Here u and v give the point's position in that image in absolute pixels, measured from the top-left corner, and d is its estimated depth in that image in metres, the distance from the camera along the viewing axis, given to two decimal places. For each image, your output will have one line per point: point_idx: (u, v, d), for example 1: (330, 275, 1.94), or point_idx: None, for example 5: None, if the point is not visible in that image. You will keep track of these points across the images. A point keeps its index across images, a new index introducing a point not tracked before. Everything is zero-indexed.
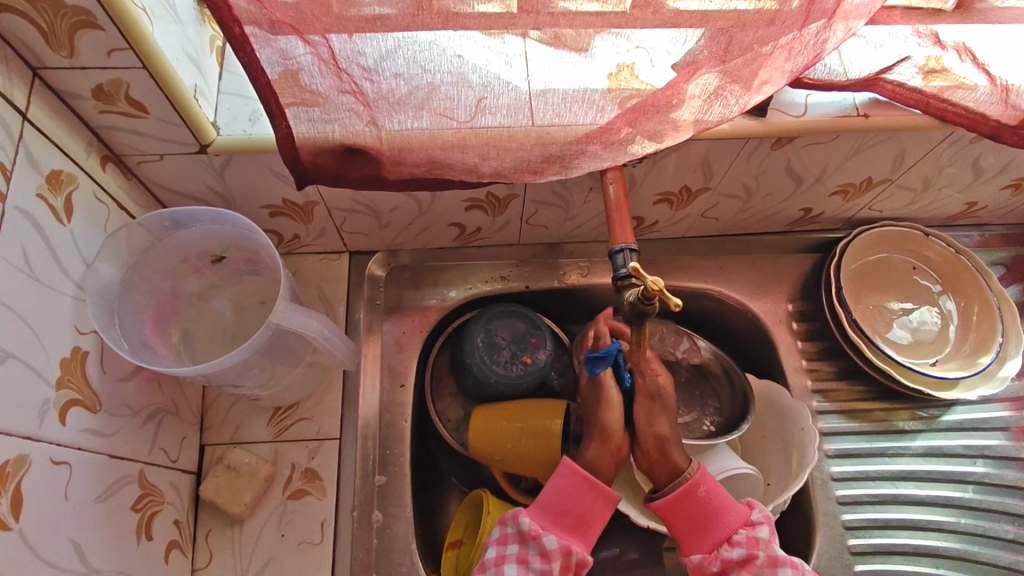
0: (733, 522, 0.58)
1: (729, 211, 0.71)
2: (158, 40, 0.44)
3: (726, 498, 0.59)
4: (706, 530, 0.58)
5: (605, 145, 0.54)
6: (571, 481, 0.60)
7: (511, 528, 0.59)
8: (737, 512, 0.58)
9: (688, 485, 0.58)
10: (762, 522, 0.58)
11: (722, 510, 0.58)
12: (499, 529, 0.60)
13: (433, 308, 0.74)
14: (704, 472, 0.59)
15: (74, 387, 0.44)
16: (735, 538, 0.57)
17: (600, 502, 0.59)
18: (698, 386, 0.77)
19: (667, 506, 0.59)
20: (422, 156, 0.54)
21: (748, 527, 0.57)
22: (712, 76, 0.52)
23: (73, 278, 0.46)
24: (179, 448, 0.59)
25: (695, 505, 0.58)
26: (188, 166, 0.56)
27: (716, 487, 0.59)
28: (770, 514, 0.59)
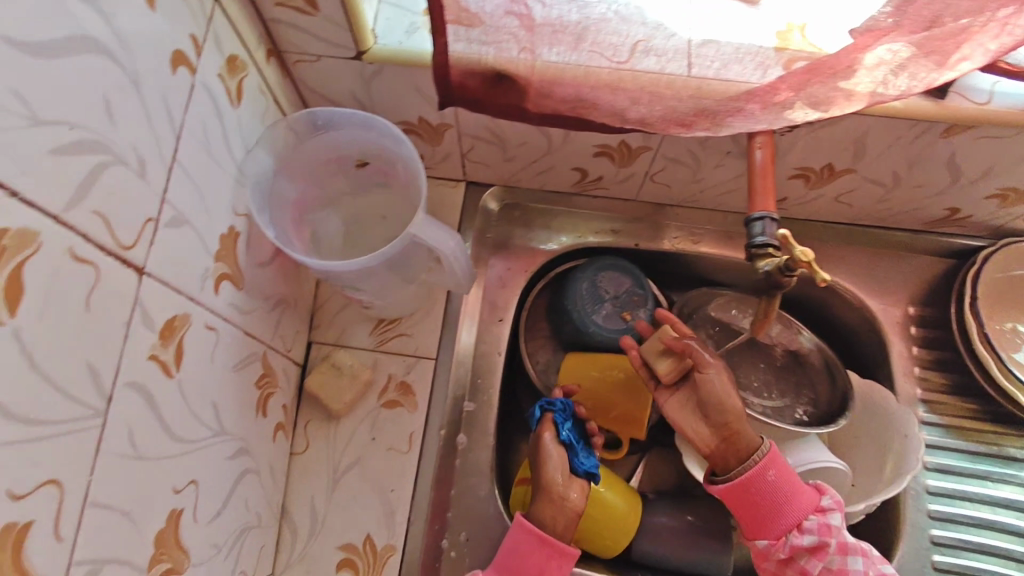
0: (805, 505, 0.57)
1: (868, 198, 0.67)
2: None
3: (796, 483, 0.58)
4: (773, 517, 0.57)
5: (765, 106, 0.52)
6: (524, 538, 0.59)
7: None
8: (808, 496, 0.58)
9: (755, 471, 0.58)
10: (833, 508, 0.58)
11: (792, 497, 0.57)
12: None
13: (539, 250, 0.75)
14: (773, 456, 0.58)
15: (226, 263, 0.47)
16: (805, 524, 0.57)
17: (556, 560, 0.59)
18: (792, 372, 0.74)
19: (734, 489, 0.58)
20: (570, 91, 0.53)
21: (819, 514, 0.57)
22: (904, 46, 0.47)
23: (236, 161, 0.48)
24: (292, 340, 0.63)
25: (765, 490, 0.57)
26: (341, 72, 0.57)
27: (785, 470, 0.58)
28: (839, 501, 0.59)
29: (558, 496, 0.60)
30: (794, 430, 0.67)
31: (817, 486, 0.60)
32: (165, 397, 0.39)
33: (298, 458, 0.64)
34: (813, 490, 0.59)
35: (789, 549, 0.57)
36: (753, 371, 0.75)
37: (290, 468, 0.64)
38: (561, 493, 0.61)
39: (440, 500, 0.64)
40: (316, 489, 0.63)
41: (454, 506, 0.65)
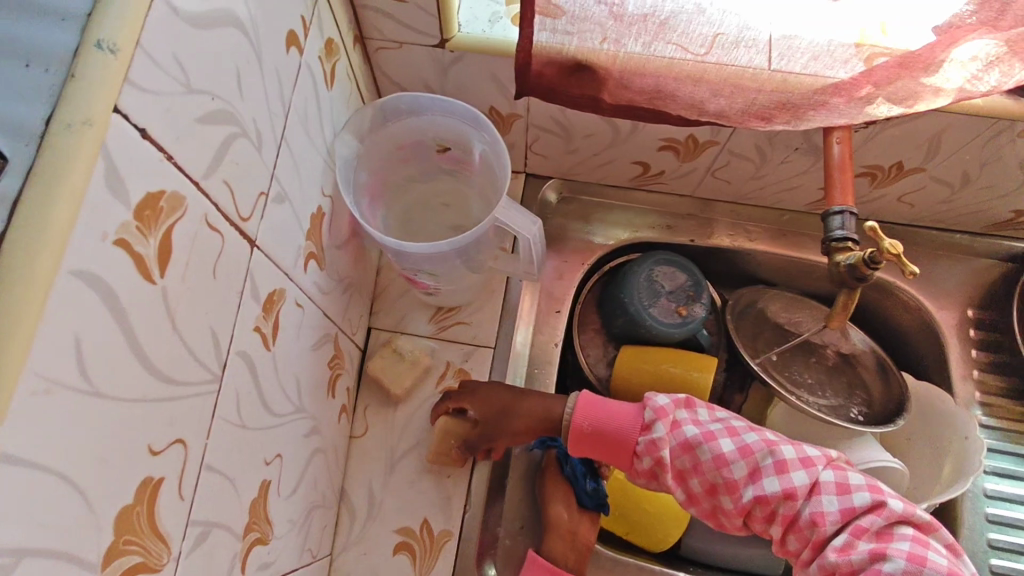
0: (623, 433, 0.56)
1: (932, 198, 0.67)
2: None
3: (612, 416, 0.57)
4: (617, 452, 0.57)
5: (848, 101, 0.52)
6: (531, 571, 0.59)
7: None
8: (627, 421, 0.56)
9: (573, 430, 0.58)
10: (654, 420, 0.55)
11: (611, 431, 0.57)
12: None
13: (596, 245, 0.75)
14: (580, 411, 0.58)
15: (314, 242, 0.48)
16: (637, 447, 0.55)
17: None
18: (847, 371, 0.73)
19: (578, 444, 0.58)
20: (651, 82, 0.54)
21: (643, 431, 0.55)
22: (991, 41, 0.50)
23: (325, 143, 0.49)
24: (357, 323, 0.64)
25: (589, 438, 0.58)
26: (420, 60, 0.58)
27: (596, 411, 0.58)
28: (666, 407, 0.56)
29: (565, 533, 0.62)
30: (854, 429, 0.66)
31: (639, 404, 0.58)
32: (266, 369, 0.39)
33: (358, 441, 0.65)
34: (622, 407, 0.58)
35: (677, 478, 0.54)
36: (805, 368, 0.73)
37: (350, 451, 0.64)
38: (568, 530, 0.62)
39: None
40: (374, 472, 0.64)
41: None
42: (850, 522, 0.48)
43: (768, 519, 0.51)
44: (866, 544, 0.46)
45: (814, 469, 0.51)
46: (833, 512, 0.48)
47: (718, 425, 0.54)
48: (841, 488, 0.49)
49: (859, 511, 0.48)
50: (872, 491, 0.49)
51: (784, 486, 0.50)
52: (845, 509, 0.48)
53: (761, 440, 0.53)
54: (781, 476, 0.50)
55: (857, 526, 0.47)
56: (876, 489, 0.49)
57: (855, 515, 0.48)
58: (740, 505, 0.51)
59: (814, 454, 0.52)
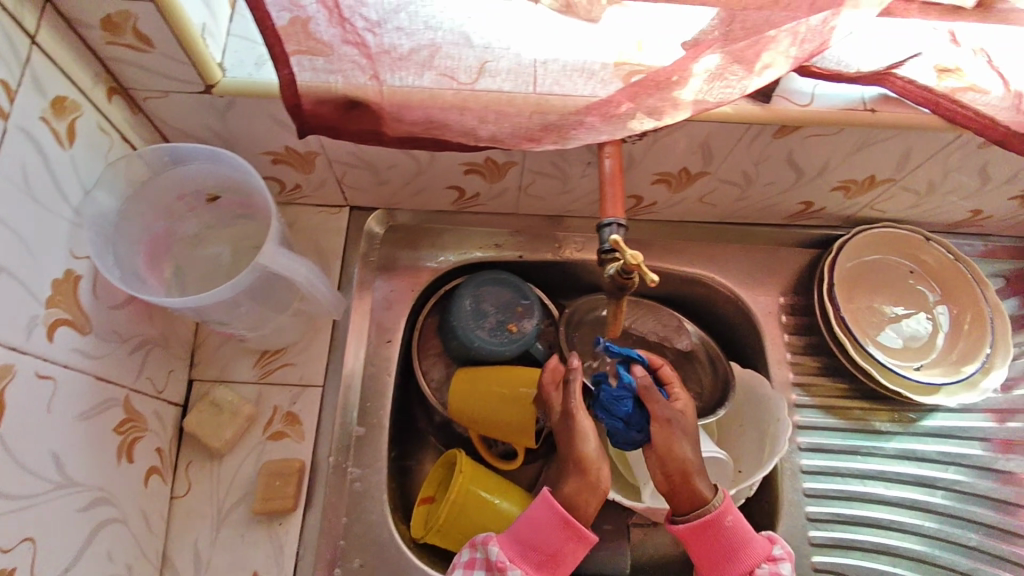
0: (749, 555, 0.57)
1: (728, 198, 0.71)
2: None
3: (745, 536, 0.58)
4: (728, 562, 0.57)
5: (603, 119, 0.53)
6: (547, 518, 0.59)
7: (480, 553, 0.59)
8: (759, 548, 0.58)
9: (716, 516, 0.57)
10: (783, 558, 0.58)
11: (746, 542, 0.58)
12: (469, 552, 0.60)
13: (426, 269, 0.75)
14: (729, 505, 0.58)
15: (65, 307, 0.47)
16: (757, 571, 0.57)
17: (572, 543, 0.59)
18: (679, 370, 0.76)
19: (692, 529, 0.58)
20: (421, 114, 0.53)
21: (771, 562, 0.57)
22: (717, 56, 0.51)
23: (72, 204, 0.48)
24: (166, 380, 0.61)
25: (723, 537, 0.57)
26: (194, 107, 0.56)
27: (737, 525, 0.58)
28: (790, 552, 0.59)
29: (595, 479, 0.61)
30: None
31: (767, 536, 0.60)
32: None
33: (180, 502, 0.62)
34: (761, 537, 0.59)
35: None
36: None
37: (172, 513, 0.62)
38: (595, 472, 0.61)
39: (331, 529, 0.63)
40: (199, 532, 0.61)
41: (346, 534, 0.64)
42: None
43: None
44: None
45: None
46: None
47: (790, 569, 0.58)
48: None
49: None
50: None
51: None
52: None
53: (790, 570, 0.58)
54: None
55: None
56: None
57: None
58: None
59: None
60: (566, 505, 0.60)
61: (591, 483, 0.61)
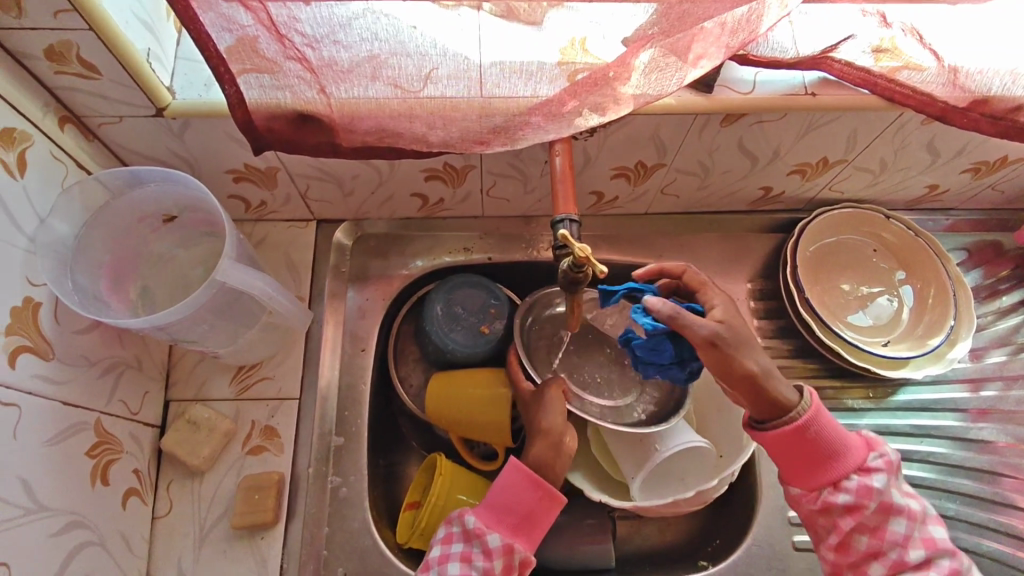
0: (844, 462, 0.55)
1: (689, 187, 0.72)
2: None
3: (835, 442, 0.56)
4: (816, 470, 0.56)
5: (548, 118, 0.54)
6: (516, 479, 0.61)
7: (457, 527, 0.59)
8: (853, 455, 0.56)
9: (795, 425, 0.55)
10: (880, 466, 0.55)
11: (837, 450, 0.56)
12: (445, 529, 0.60)
13: (397, 277, 0.76)
14: (816, 413, 0.56)
15: (26, 335, 0.48)
16: (844, 483, 0.55)
17: (545, 502, 0.61)
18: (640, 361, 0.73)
19: (778, 438, 0.56)
20: (371, 125, 0.54)
21: (861, 473, 0.55)
22: (651, 51, 0.53)
23: (27, 232, 0.49)
24: (141, 401, 0.62)
25: (812, 446, 0.56)
26: (149, 130, 0.57)
27: (827, 432, 0.56)
28: (891, 462, 0.56)
29: (557, 439, 0.64)
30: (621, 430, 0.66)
31: (864, 440, 0.58)
32: None
33: (162, 522, 0.63)
34: (855, 439, 0.57)
35: (852, 525, 0.54)
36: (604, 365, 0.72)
37: (155, 533, 0.62)
38: (559, 436, 0.65)
39: (313, 538, 0.64)
40: (182, 550, 0.62)
41: (329, 543, 0.64)
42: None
43: (872, 555, 0.54)
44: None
45: (928, 527, 0.55)
46: (919, 551, 0.53)
47: (879, 463, 0.56)
48: (928, 542, 0.54)
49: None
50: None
51: (904, 530, 0.54)
52: (930, 555, 0.53)
53: (898, 482, 0.56)
54: (905, 518, 0.54)
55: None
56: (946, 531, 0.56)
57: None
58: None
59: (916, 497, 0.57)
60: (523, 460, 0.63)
61: (555, 445, 0.65)
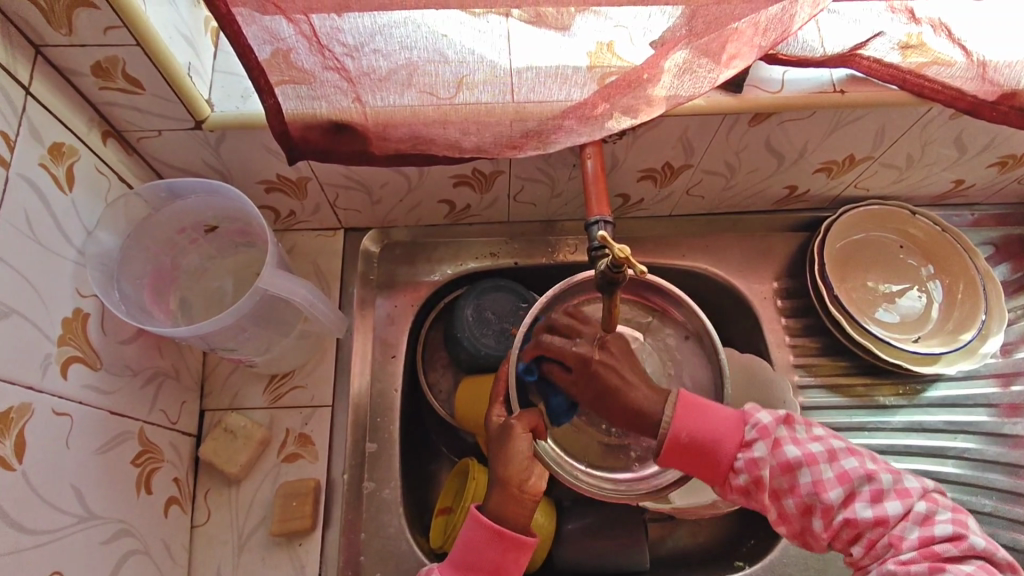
0: (724, 451, 0.54)
1: (714, 188, 0.73)
2: (143, 9, 0.45)
3: (713, 433, 0.54)
4: (715, 466, 0.54)
5: (581, 121, 0.55)
6: (477, 534, 0.56)
7: None
8: (729, 438, 0.54)
9: (669, 441, 0.54)
10: (757, 439, 0.54)
11: (714, 445, 0.54)
12: None
13: (424, 283, 0.76)
14: (678, 419, 0.54)
15: (76, 345, 0.49)
16: (736, 467, 0.54)
17: (512, 552, 0.55)
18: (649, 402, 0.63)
19: (666, 456, 0.54)
20: (406, 131, 0.55)
21: (744, 450, 0.54)
22: (684, 52, 0.53)
23: (75, 245, 0.50)
24: (179, 411, 0.63)
25: (688, 450, 0.54)
26: (186, 142, 0.58)
27: (698, 423, 0.54)
28: (768, 425, 0.55)
29: (517, 492, 0.56)
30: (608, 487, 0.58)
31: (738, 416, 0.56)
32: (6, 489, 0.41)
33: (200, 530, 0.63)
34: (724, 416, 0.55)
35: (772, 495, 0.54)
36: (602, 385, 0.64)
37: (194, 541, 0.62)
38: (520, 486, 0.56)
39: (351, 544, 0.64)
40: (222, 558, 0.62)
41: (366, 549, 0.64)
42: (880, 504, 0.52)
43: (805, 513, 0.53)
44: (865, 510, 0.52)
45: (839, 462, 0.54)
46: (838, 491, 0.52)
47: (818, 446, 0.55)
48: (843, 477, 0.53)
49: (887, 494, 0.52)
50: (898, 496, 0.52)
51: (814, 478, 0.53)
52: (849, 489, 0.53)
53: (789, 434, 0.55)
54: (810, 467, 0.53)
55: (930, 542, 0.49)
56: (859, 455, 0.55)
57: (883, 499, 0.52)
58: (831, 527, 0.52)
59: (822, 433, 0.57)
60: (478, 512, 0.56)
61: (516, 499, 0.56)
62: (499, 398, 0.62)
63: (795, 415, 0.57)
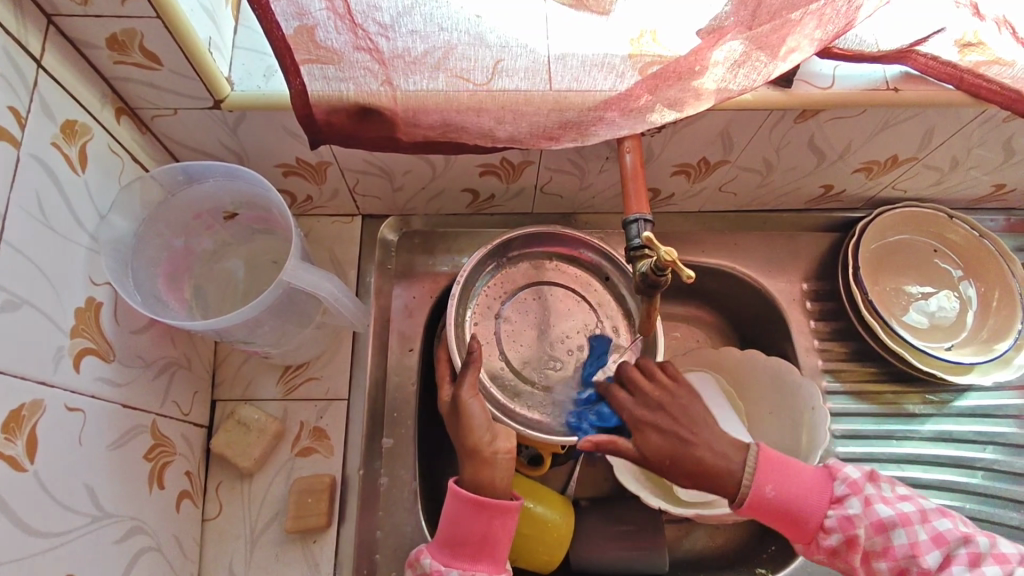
0: (811, 510, 0.54)
1: (748, 186, 0.70)
2: None
3: (799, 487, 0.54)
4: (800, 526, 0.54)
5: (623, 113, 0.52)
6: (457, 509, 0.53)
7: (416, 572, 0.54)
8: (816, 494, 0.54)
9: (752, 496, 0.54)
10: (848, 495, 0.54)
11: (801, 502, 0.54)
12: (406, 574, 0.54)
13: (444, 274, 0.74)
14: (763, 470, 0.55)
15: (89, 336, 0.46)
16: (826, 524, 0.53)
17: (498, 518, 0.53)
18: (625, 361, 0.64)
19: (754, 511, 0.55)
20: (437, 118, 0.52)
21: (836, 507, 0.54)
22: (739, 44, 0.51)
23: (88, 230, 0.47)
24: (191, 402, 0.60)
25: (771, 508, 0.54)
26: (203, 122, 0.55)
27: (783, 479, 0.55)
28: (857, 482, 0.55)
29: (488, 455, 0.54)
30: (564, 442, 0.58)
31: (824, 471, 0.56)
32: (17, 490, 0.39)
33: (211, 524, 0.61)
34: (811, 472, 0.56)
35: (862, 557, 0.53)
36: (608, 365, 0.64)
37: (204, 536, 0.61)
38: (490, 449, 0.55)
39: (365, 542, 0.62)
40: (234, 553, 0.60)
41: (382, 547, 0.63)
42: (979, 567, 0.50)
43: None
44: (966, 573, 0.50)
45: (931, 524, 0.53)
46: (934, 554, 0.51)
47: (909, 505, 0.54)
48: (938, 539, 0.52)
49: (986, 558, 0.51)
50: (998, 560, 0.50)
51: (911, 540, 0.52)
52: (946, 551, 0.51)
53: (878, 492, 0.54)
54: (906, 529, 0.52)
55: None
56: (952, 517, 0.54)
57: (983, 562, 0.50)
58: None
59: (907, 492, 0.56)
60: (481, 492, 0.54)
61: (489, 463, 0.54)
62: (445, 377, 0.61)
63: (880, 474, 0.56)
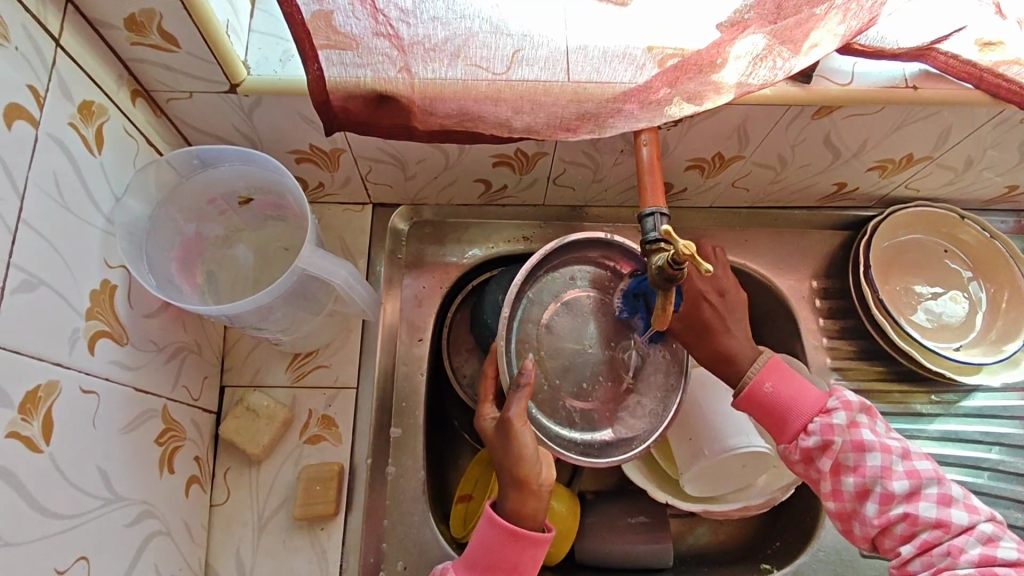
0: (801, 410, 0.52)
1: (761, 181, 0.70)
2: None
3: (796, 390, 0.53)
4: (786, 422, 0.53)
5: (642, 105, 0.52)
6: (490, 534, 0.53)
7: None
8: (810, 400, 0.53)
9: (750, 389, 0.54)
10: (839, 409, 0.52)
11: (795, 402, 0.53)
12: None
13: (453, 266, 0.73)
14: (767, 370, 0.54)
15: (104, 319, 0.46)
16: (810, 426, 0.52)
17: (529, 550, 0.53)
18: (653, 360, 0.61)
19: (745, 401, 0.54)
20: (454, 106, 0.51)
21: (822, 415, 0.52)
22: (761, 37, 0.51)
23: (104, 212, 0.47)
24: (200, 387, 0.60)
25: (764, 401, 0.54)
26: (219, 107, 0.54)
27: (785, 380, 0.54)
28: (853, 403, 0.52)
29: (538, 488, 0.54)
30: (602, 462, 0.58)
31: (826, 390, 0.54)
32: (33, 472, 0.39)
33: (219, 510, 0.61)
34: (812, 386, 0.54)
35: (832, 469, 0.51)
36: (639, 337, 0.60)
37: (212, 522, 0.61)
38: (539, 482, 0.54)
39: (373, 531, 0.63)
40: (241, 539, 0.60)
41: (388, 537, 0.63)
42: (947, 509, 0.48)
43: (861, 496, 0.50)
44: (931, 510, 0.48)
45: (912, 460, 0.50)
46: (903, 483, 0.49)
47: (896, 440, 0.51)
48: (913, 474, 0.49)
49: (956, 503, 0.49)
50: (967, 508, 0.48)
51: (884, 464, 0.50)
52: (916, 486, 0.49)
53: (869, 421, 0.52)
54: (883, 454, 0.50)
55: (989, 561, 0.46)
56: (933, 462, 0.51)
57: (951, 506, 0.48)
58: (886, 516, 0.49)
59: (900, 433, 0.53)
60: None
61: (535, 494, 0.54)
62: (489, 396, 0.60)
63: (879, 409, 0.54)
